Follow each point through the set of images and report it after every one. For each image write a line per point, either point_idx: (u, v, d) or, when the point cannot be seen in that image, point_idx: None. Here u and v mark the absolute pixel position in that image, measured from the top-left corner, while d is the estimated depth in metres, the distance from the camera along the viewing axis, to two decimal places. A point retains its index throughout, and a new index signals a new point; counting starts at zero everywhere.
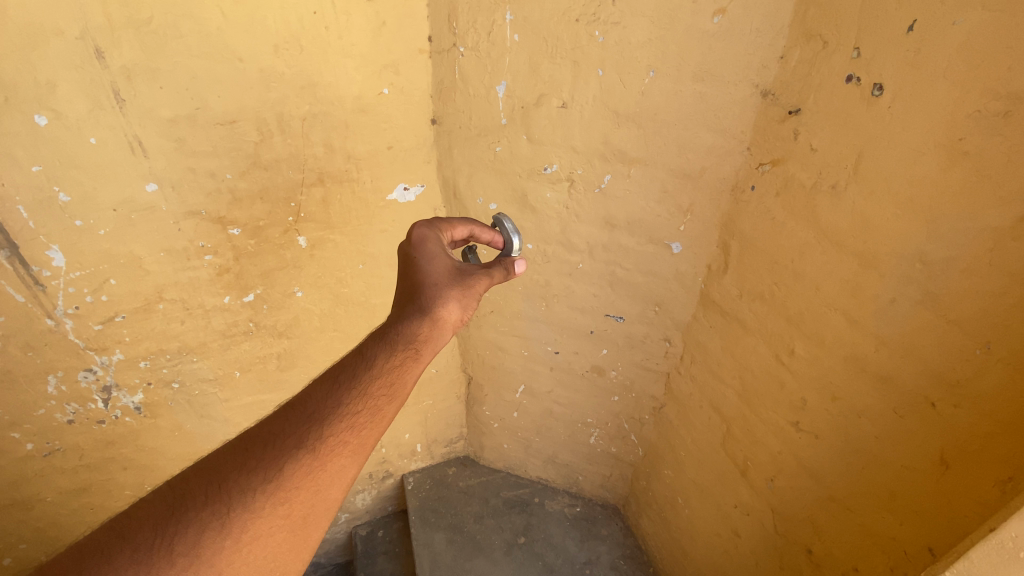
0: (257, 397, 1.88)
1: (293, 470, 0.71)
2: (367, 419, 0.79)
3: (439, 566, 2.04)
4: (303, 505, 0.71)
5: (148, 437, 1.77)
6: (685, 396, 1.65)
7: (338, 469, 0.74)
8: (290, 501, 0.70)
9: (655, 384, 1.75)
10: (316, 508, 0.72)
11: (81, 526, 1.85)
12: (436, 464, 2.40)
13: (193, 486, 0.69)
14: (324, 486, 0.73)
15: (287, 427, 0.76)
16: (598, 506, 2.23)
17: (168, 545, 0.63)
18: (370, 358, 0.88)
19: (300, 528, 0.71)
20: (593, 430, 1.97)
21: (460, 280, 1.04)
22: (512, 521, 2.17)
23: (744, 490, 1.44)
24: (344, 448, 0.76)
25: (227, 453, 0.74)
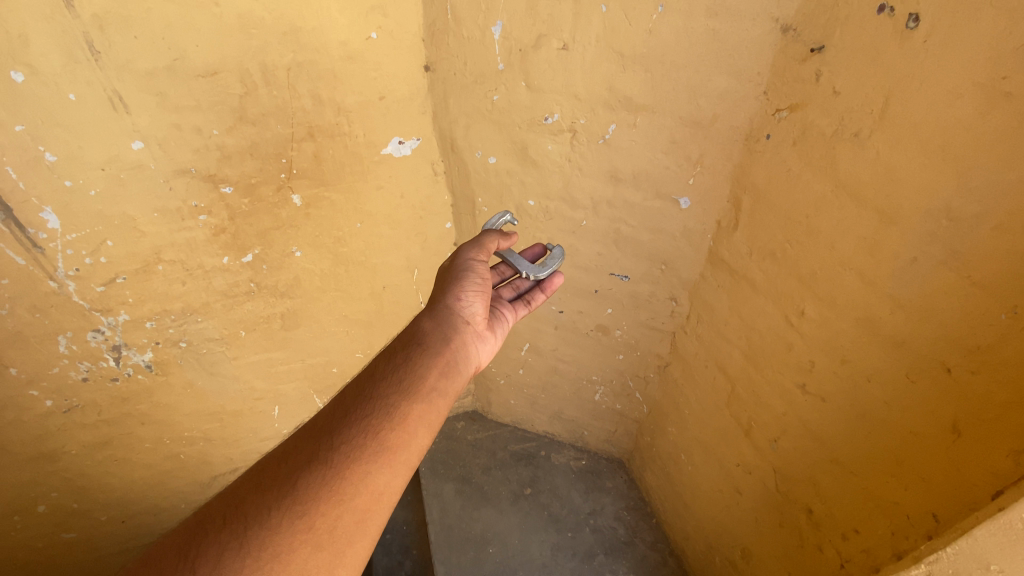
0: (265, 355, 1.90)
1: (309, 482, 0.76)
2: (375, 424, 0.85)
3: (449, 514, 2.12)
4: (323, 517, 0.74)
5: (162, 393, 1.82)
6: (690, 355, 1.62)
7: (354, 476, 0.78)
8: (309, 514, 0.73)
9: (661, 343, 1.72)
10: (338, 519, 0.74)
11: (107, 476, 1.94)
12: (444, 418, 2.44)
13: (211, 510, 0.72)
14: (343, 494, 0.76)
15: (300, 444, 0.81)
16: (603, 459, 2.26)
17: (191, 568, 0.66)
18: (375, 371, 0.96)
19: (324, 541, 0.73)
20: (597, 387, 1.97)
21: (449, 285, 1.16)
22: (519, 473, 2.22)
23: (748, 450, 1.43)
24: (356, 456, 0.80)
25: (244, 478, 0.78)
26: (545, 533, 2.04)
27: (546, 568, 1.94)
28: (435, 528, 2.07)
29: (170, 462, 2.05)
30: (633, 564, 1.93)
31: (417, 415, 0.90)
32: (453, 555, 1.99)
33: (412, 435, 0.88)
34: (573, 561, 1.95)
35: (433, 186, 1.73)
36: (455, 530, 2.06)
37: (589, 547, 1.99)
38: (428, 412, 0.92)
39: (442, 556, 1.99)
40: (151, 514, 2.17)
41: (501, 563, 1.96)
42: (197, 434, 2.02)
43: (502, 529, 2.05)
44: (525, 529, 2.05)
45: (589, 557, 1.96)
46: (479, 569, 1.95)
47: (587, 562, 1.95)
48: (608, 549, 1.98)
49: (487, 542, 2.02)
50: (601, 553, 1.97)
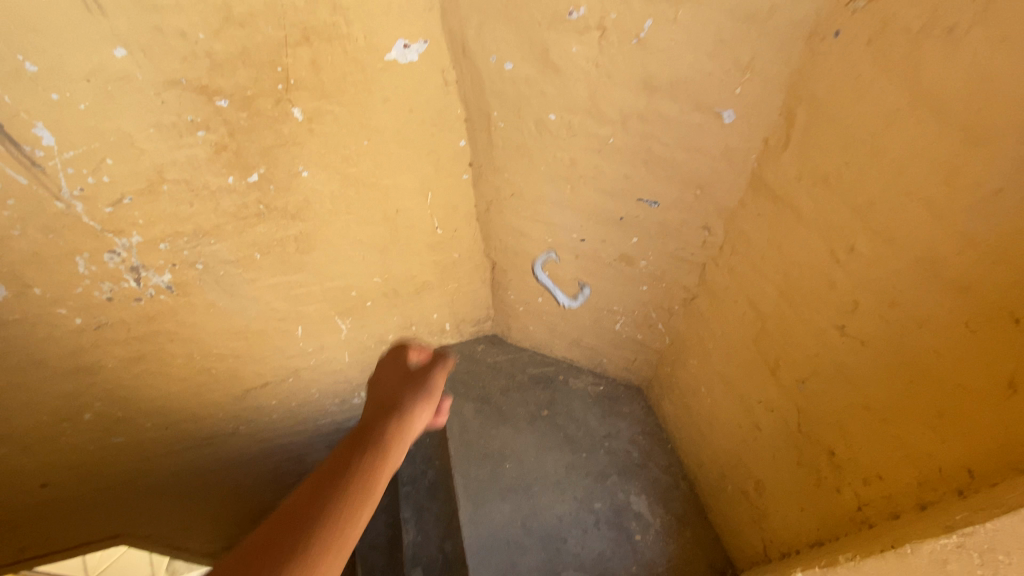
0: (283, 277, 1.85)
1: (365, 431, 0.98)
2: (397, 398, 1.07)
3: (468, 430, 2.19)
4: (382, 432, 0.97)
5: (186, 313, 1.85)
6: (720, 287, 1.51)
7: (400, 426, 1.01)
8: (367, 447, 0.92)
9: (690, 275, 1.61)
10: (394, 436, 0.97)
11: (146, 387, 2.08)
12: (464, 341, 2.46)
13: None
14: (393, 432, 0.98)
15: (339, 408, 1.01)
16: (621, 386, 2.27)
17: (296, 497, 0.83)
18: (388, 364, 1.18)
19: (383, 445, 0.95)
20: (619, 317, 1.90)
21: None
22: (537, 396, 2.25)
23: (771, 388, 1.36)
24: (395, 410, 1.03)
25: None
26: (560, 452, 2.10)
27: (560, 484, 2.02)
28: (454, 443, 2.15)
29: (203, 375, 2.15)
30: (645, 486, 2.01)
31: (434, 376, 1.14)
32: (471, 468, 2.09)
33: (433, 385, 1.13)
34: (587, 480, 2.03)
35: (446, 98, 1.56)
36: (474, 446, 2.14)
37: (603, 468, 2.06)
38: (442, 369, 1.17)
39: (461, 468, 2.08)
40: (191, 419, 2.37)
41: (516, 478, 2.05)
42: (226, 350, 2.08)
43: (518, 447, 2.12)
44: (541, 447, 2.12)
45: (602, 477, 2.03)
46: (496, 481, 2.04)
47: (600, 482, 2.02)
48: (621, 471, 2.05)
49: (504, 458, 2.10)
50: (614, 474, 2.04)
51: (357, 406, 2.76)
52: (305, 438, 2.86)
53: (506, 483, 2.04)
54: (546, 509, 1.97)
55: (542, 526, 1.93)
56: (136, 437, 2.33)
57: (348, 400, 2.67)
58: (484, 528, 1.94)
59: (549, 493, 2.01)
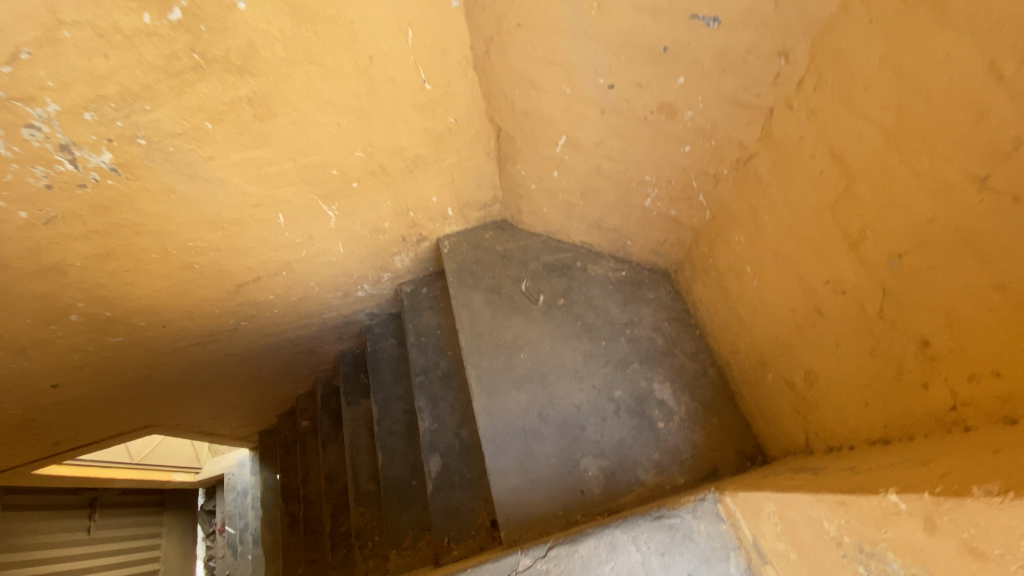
0: (246, 153, 1.50)
1: None
2: None
3: (478, 322, 2.01)
4: None
5: (145, 202, 1.56)
6: (790, 142, 1.12)
7: None
8: None
9: (750, 132, 1.21)
10: None
11: (129, 287, 1.90)
12: (471, 229, 2.19)
13: None
14: None
15: None
16: (646, 270, 2.01)
17: None
18: None
19: None
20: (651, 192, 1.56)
21: None
22: (552, 285, 2.04)
23: (848, 267, 1.08)
24: None
25: None
26: (577, 342, 1.93)
27: (578, 374, 1.87)
28: (464, 335, 2.00)
29: (186, 272, 1.94)
30: (669, 373, 1.83)
31: None
32: (483, 360, 1.95)
33: None
34: (606, 369, 1.87)
35: None
36: (485, 338, 1.98)
37: (624, 356, 1.88)
38: None
39: (473, 360, 1.95)
40: (189, 317, 2.23)
41: (531, 368, 1.90)
42: (205, 244, 1.82)
43: (533, 338, 1.96)
44: (557, 337, 1.94)
45: (622, 366, 1.86)
46: (510, 373, 1.91)
47: (620, 370, 1.86)
48: (643, 358, 1.86)
49: (518, 349, 1.94)
50: (636, 362, 1.86)
51: (362, 300, 2.51)
52: (313, 334, 2.72)
53: (520, 374, 1.90)
54: (562, 398, 1.84)
55: (558, 415, 1.82)
56: (136, 335, 2.22)
57: (351, 295, 2.44)
58: (498, 418, 1.84)
59: (566, 382, 1.86)
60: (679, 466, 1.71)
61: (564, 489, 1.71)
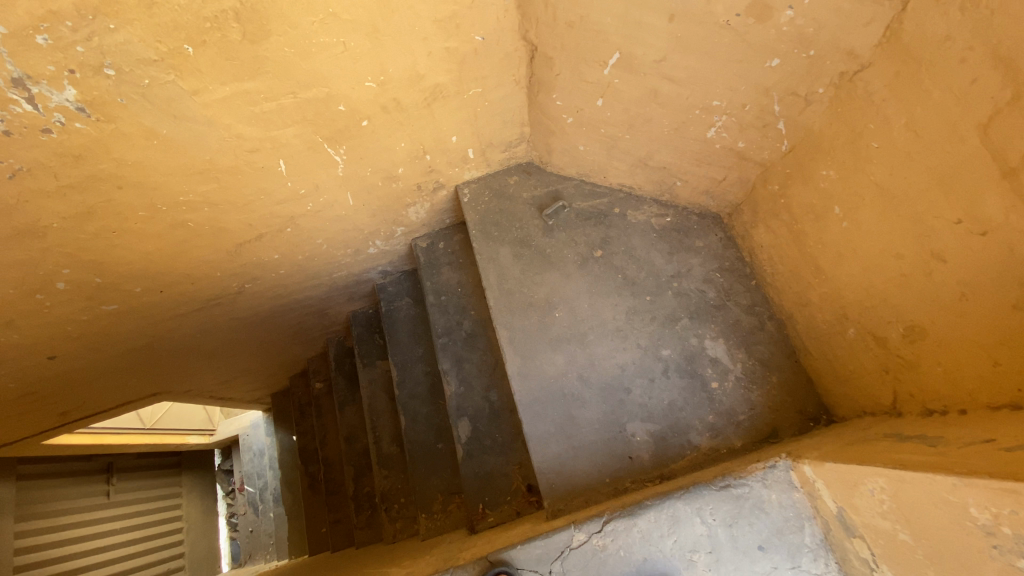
0: (236, 86, 1.25)
1: None
2: None
3: (507, 279, 1.82)
4: None
5: (123, 149, 1.31)
6: (930, 44, 0.88)
7: None
8: None
9: (866, 36, 0.97)
10: None
11: (117, 250, 1.68)
12: (493, 174, 1.95)
13: None
14: None
15: None
16: (694, 215, 1.78)
17: None
18: None
19: None
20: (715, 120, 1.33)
21: None
22: (588, 235, 1.82)
23: (994, 203, 0.88)
24: None
25: None
26: (618, 297, 1.73)
27: (620, 332, 1.69)
28: (492, 294, 1.81)
29: (180, 232, 1.72)
30: (722, 329, 1.66)
31: None
32: (514, 319, 1.77)
33: None
34: (651, 326, 1.68)
35: None
36: (515, 296, 1.79)
37: (671, 311, 1.69)
38: None
39: (503, 320, 1.77)
40: (187, 280, 2.03)
41: (568, 328, 1.72)
42: (198, 199, 1.60)
43: (568, 294, 1.76)
44: (595, 292, 1.75)
45: (669, 322, 1.68)
46: (544, 333, 1.73)
47: (668, 327, 1.68)
48: (693, 314, 1.68)
49: (553, 307, 1.75)
50: (685, 317, 1.68)
51: (374, 257, 2.30)
52: (323, 295, 2.54)
53: (555, 334, 1.72)
54: (604, 359, 1.67)
55: (600, 377, 1.65)
56: (132, 302, 2.03)
57: (363, 252, 2.23)
58: (535, 383, 1.68)
59: (607, 341, 1.69)
60: (736, 429, 1.57)
61: (610, 455, 1.57)
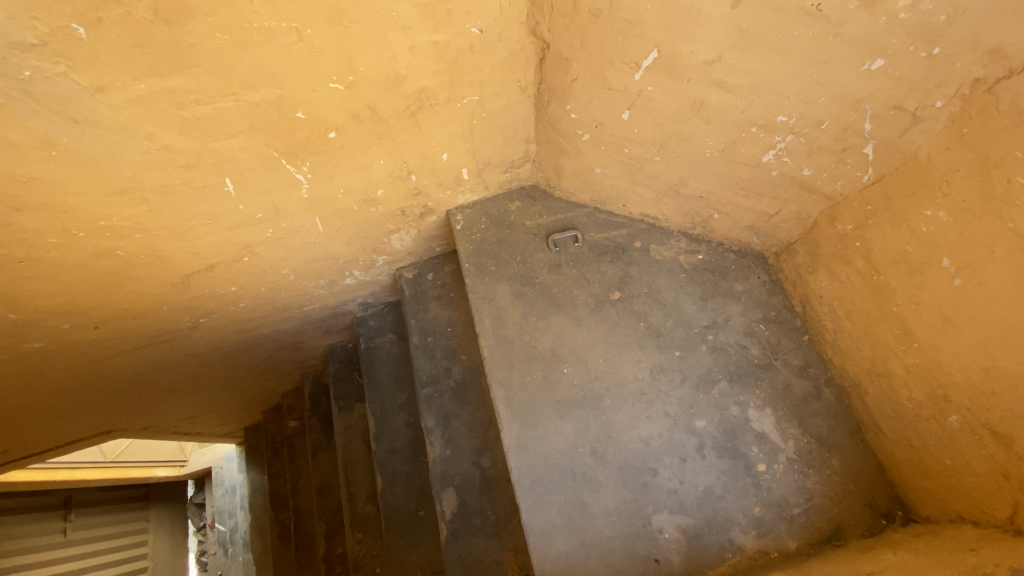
0: (158, 83, 0.95)
1: None
2: None
3: (505, 324, 1.50)
4: None
5: (12, 162, 1.01)
6: None
7: None
8: None
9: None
10: None
11: (29, 282, 1.37)
12: (491, 197, 1.64)
13: None
14: None
15: None
16: (731, 253, 1.48)
17: None
18: None
19: None
20: (781, 139, 1.03)
21: None
22: (603, 273, 1.51)
23: None
24: None
25: None
26: (641, 351, 1.42)
27: (643, 395, 1.37)
28: (487, 342, 1.49)
29: (109, 261, 1.41)
30: (769, 395, 1.34)
31: None
32: (513, 375, 1.44)
33: None
34: (681, 389, 1.37)
35: None
36: (515, 346, 1.47)
37: (705, 371, 1.38)
38: None
39: (500, 376, 1.44)
40: (127, 315, 1.71)
41: (579, 388, 1.40)
42: (126, 224, 1.29)
43: (580, 345, 1.44)
44: (612, 345, 1.43)
45: (704, 385, 1.36)
46: (550, 394, 1.40)
47: (701, 391, 1.36)
48: (732, 375, 1.37)
49: (560, 361, 1.43)
50: (723, 380, 1.36)
51: (351, 289, 1.99)
52: (294, 329, 2.22)
53: (563, 396, 1.40)
54: (624, 429, 1.35)
55: (619, 452, 1.33)
56: (60, 339, 1.71)
57: (338, 283, 1.91)
58: (537, 457, 1.35)
59: (627, 407, 1.37)
60: (790, 527, 1.24)
61: (631, 557, 1.24)
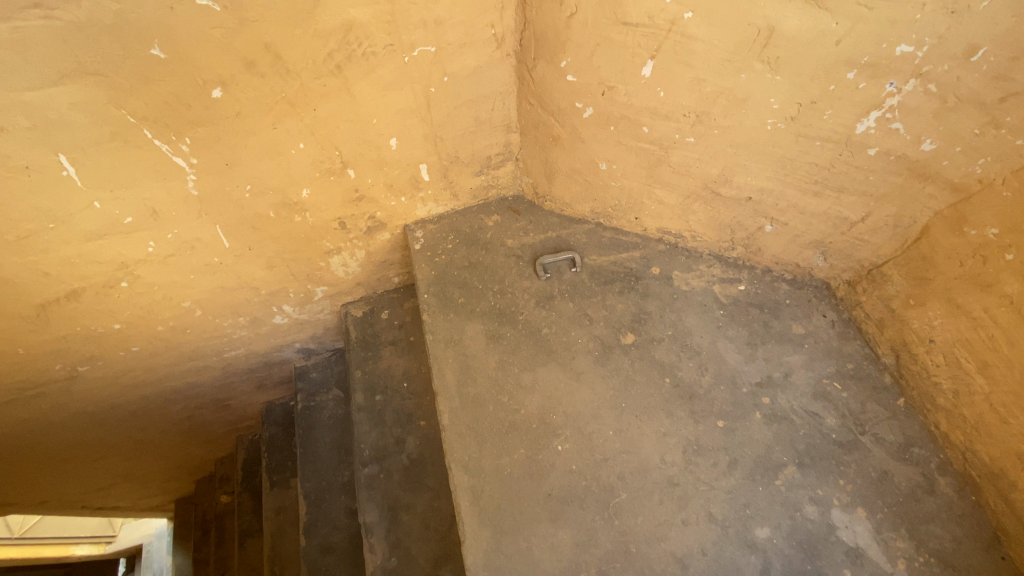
0: None
1: None
2: None
3: (475, 380, 1.07)
4: None
5: None
6: None
7: None
8: None
9: None
10: None
11: None
12: (461, 210, 1.25)
13: None
14: None
15: None
16: (784, 283, 1.08)
17: None
18: None
19: None
20: (895, 90, 0.66)
21: None
22: (610, 310, 1.11)
23: None
24: None
25: None
26: (668, 421, 0.99)
27: (674, 489, 0.93)
28: (448, 406, 1.05)
29: None
30: (860, 490, 0.91)
31: None
32: (484, 456, 0.99)
33: None
34: (730, 479, 0.93)
35: None
36: (488, 412, 1.03)
37: (763, 452, 0.95)
38: None
39: (464, 457, 0.99)
40: None
41: (579, 477, 0.95)
42: None
43: (580, 412, 1.01)
44: (626, 411, 1.00)
45: (762, 473, 0.93)
46: (538, 486, 0.95)
47: (760, 483, 0.92)
48: (802, 458, 0.94)
49: (553, 434, 0.99)
50: (789, 466, 0.93)
51: (284, 331, 1.55)
52: (215, 383, 1.75)
53: (556, 489, 0.95)
54: (648, 543, 0.89)
55: None
56: None
57: (265, 323, 1.48)
58: None
59: (652, 507, 0.92)
60: None
61: None
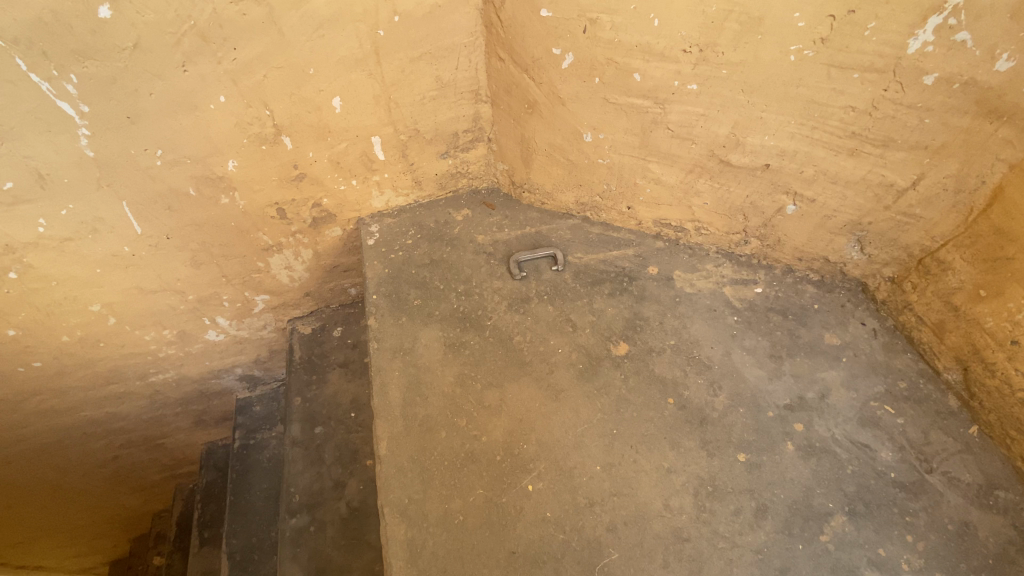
0: None
1: None
2: None
3: (425, 399, 0.83)
4: None
5: None
6: None
7: None
8: None
9: None
10: None
11: None
12: (424, 203, 1.07)
13: None
14: None
15: None
16: (811, 286, 0.88)
17: None
18: None
19: None
20: None
21: None
22: (598, 315, 0.90)
23: None
24: None
25: None
26: (672, 454, 0.75)
27: (683, 547, 0.68)
28: (388, 432, 0.80)
29: None
30: (937, 551, 0.66)
31: None
32: (430, 497, 0.75)
33: None
34: (758, 534, 0.69)
35: None
36: (439, 440, 0.79)
37: (800, 497, 0.71)
38: None
39: (404, 500, 0.75)
40: None
41: (555, 529, 0.71)
42: None
43: (558, 441, 0.78)
44: (618, 440, 0.77)
45: (801, 526, 0.69)
46: (498, 541, 0.70)
47: (799, 539, 0.68)
48: (853, 505, 0.70)
49: (522, 469, 0.76)
50: (837, 517, 0.69)
51: (223, 351, 1.34)
52: (143, 417, 1.50)
53: (523, 545, 0.70)
54: None
55: None
56: None
57: (196, 339, 1.26)
58: None
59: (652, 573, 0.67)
60: None
61: None
